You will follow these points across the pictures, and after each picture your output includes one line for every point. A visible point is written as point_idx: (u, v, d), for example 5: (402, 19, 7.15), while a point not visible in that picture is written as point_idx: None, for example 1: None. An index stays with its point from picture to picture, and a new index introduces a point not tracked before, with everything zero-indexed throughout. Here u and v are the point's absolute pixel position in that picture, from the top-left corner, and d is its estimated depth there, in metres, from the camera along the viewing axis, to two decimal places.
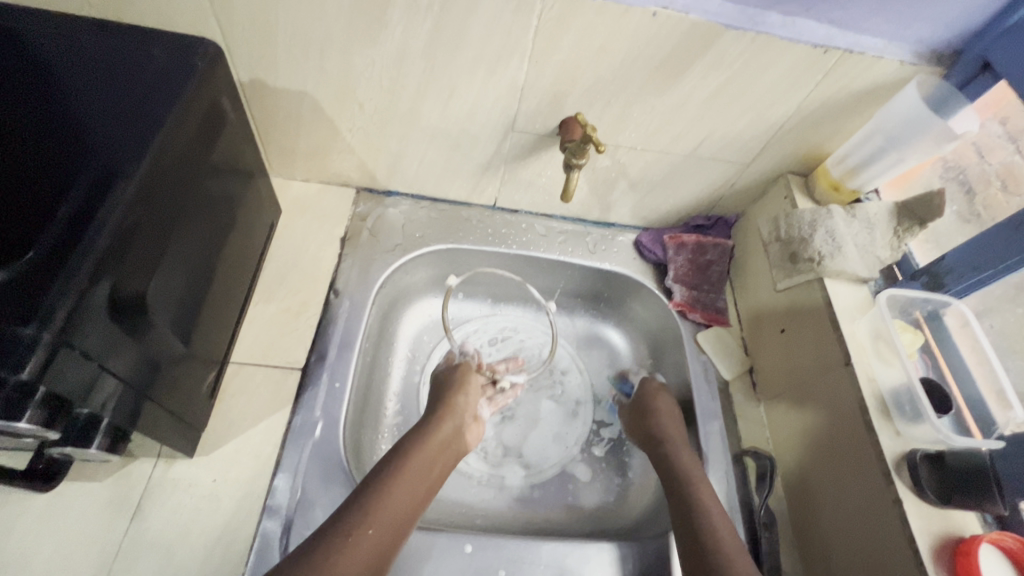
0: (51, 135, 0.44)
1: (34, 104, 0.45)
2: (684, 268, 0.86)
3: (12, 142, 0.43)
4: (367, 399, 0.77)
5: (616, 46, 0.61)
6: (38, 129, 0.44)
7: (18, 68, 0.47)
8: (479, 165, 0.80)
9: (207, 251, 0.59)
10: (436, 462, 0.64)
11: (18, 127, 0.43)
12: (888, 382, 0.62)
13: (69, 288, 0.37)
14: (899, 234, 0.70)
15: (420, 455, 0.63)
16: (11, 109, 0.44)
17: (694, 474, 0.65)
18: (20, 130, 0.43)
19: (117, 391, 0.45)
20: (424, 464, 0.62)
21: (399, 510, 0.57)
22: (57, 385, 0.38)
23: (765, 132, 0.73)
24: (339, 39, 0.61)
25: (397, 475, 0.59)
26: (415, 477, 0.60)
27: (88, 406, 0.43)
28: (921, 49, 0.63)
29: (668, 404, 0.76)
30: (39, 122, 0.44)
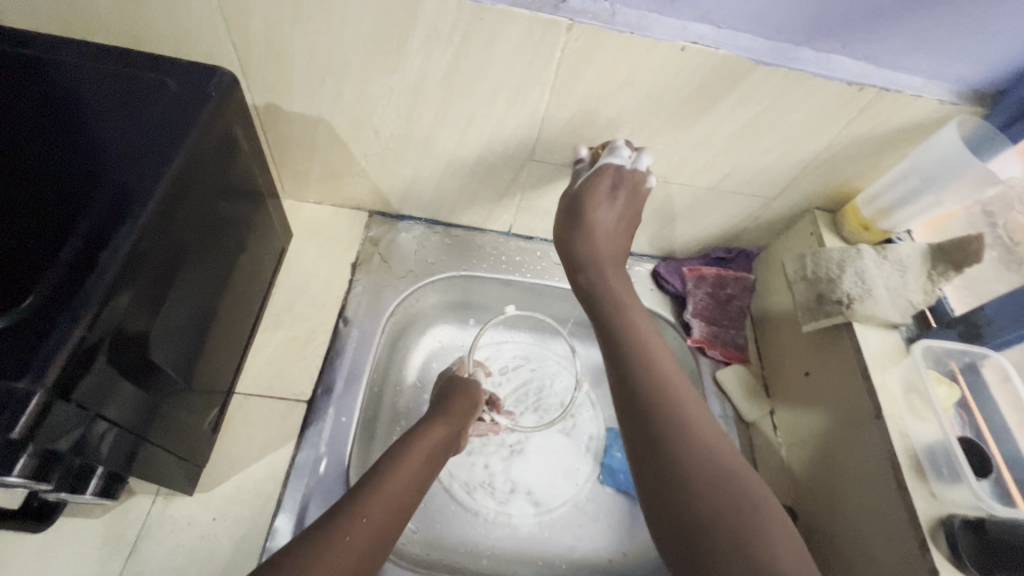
0: (57, 171, 0.43)
1: (43, 138, 0.44)
2: (703, 302, 0.84)
3: (18, 178, 0.42)
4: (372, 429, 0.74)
5: (642, 80, 0.59)
6: (46, 165, 0.43)
7: (30, 100, 0.46)
8: (495, 192, 0.78)
9: (215, 282, 0.58)
10: (429, 465, 0.61)
11: (25, 163, 0.43)
12: (923, 438, 0.59)
13: (69, 337, 0.35)
14: (933, 278, 0.66)
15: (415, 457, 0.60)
16: (21, 144, 0.44)
17: (664, 372, 0.56)
18: (28, 166, 0.42)
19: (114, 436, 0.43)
20: (418, 465, 0.59)
21: (385, 513, 0.53)
22: (53, 438, 0.36)
23: (791, 168, 0.71)
24: (356, 66, 0.60)
25: (388, 478, 0.56)
26: (408, 482, 0.57)
27: (85, 452, 0.41)
28: (962, 88, 0.60)
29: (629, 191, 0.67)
30: (47, 157, 0.43)
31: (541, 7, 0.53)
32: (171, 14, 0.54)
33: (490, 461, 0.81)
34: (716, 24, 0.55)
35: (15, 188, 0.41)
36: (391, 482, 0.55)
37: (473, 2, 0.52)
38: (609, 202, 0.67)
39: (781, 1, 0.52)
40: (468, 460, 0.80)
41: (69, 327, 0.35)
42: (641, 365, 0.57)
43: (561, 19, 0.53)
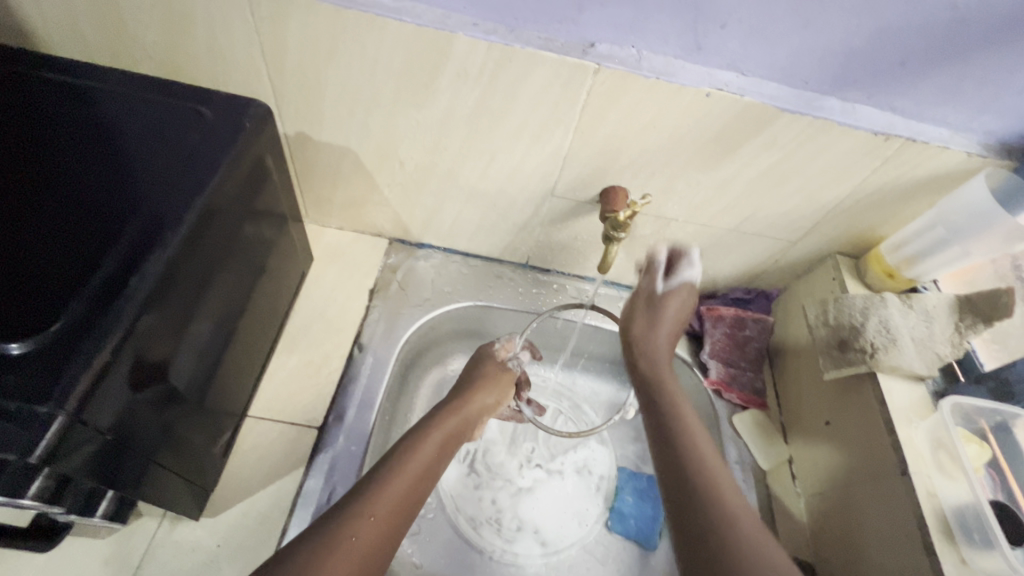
0: (93, 196, 0.44)
1: (82, 163, 0.46)
2: (721, 342, 0.82)
3: (56, 200, 0.43)
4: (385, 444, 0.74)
5: (666, 122, 0.59)
6: (81, 190, 0.44)
7: (74, 128, 0.48)
8: (514, 225, 0.78)
9: (237, 303, 0.59)
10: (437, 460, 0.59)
11: (62, 187, 0.44)
12: (951, 499, 0.57)
13: (93, 358, 0.36)
14: (961, 330, 0.65)
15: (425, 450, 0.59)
16: (59, 169, 0.45)
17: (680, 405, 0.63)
18: (62, 190, 0.44)
19: (119, 459, 0.43)
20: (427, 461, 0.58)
21: (391, 510, 0.52)
22: (64, 464, 0.37)
23: (814, 213, 0.70)
24: (386, 101, 0.61)
25: (396, 474, 0.54)
26: (416, 479, 0.55)
27: (91, 477, 0.41)
28: (989, 141, 0.60)
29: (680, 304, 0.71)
30: (85, 182, 0.45)
31: (569, 51, 0.54)
32: (213, 47, 0.57)
33: (496, 496, 0.79)
34: (741, 71, 0.55)
35: (49, 210, 0.42)
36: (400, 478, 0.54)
37: (504, 44, 0.53)
38: (684, 305, 0.71)
39: (806, 52, 0.53)
40: (474, 495, 0.79)
41: (94, 350, 0.36)
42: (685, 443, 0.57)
43: (589, 63, 0.54)
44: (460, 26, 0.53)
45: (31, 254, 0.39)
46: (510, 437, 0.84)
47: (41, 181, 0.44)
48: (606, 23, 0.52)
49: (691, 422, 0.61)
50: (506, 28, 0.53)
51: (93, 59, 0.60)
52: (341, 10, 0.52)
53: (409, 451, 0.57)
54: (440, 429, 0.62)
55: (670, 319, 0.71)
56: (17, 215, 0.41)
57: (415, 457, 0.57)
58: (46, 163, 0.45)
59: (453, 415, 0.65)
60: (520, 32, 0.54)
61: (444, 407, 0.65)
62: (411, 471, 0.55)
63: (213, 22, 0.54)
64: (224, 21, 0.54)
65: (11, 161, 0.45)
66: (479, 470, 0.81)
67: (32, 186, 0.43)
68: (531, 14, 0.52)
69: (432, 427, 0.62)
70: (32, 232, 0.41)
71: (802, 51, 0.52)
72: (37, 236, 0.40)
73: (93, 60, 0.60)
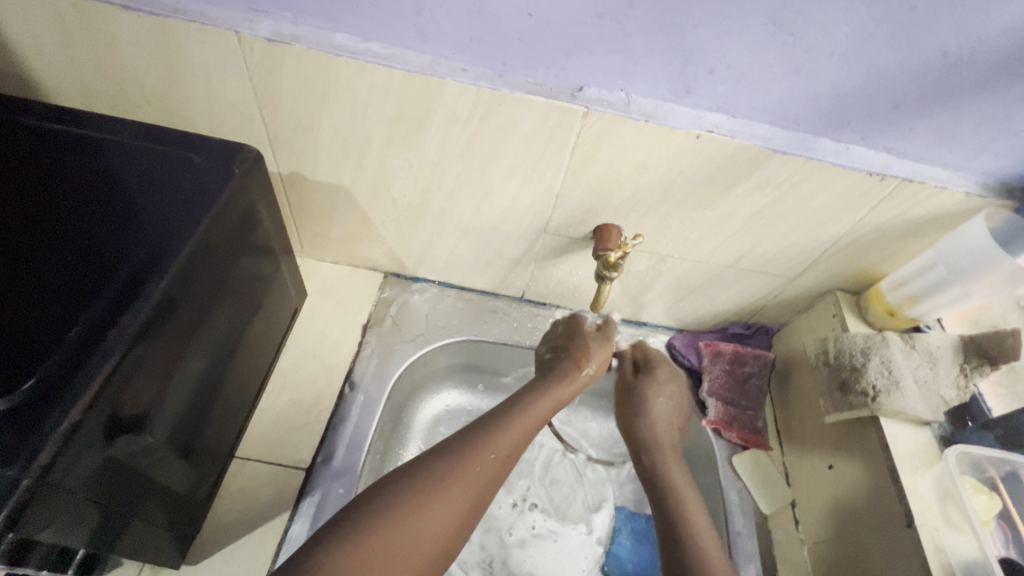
0: (90, 255, 0.46)
1: (83, 223, 0.48)
2: (720, 380, 0.81)
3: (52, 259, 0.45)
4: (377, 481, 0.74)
5: (657, 163, 0.59)
6: (80, 250, 0.46)
7: (73, 183, 0.50)
8: (509, 260, 0.78)
9: (227, 347, 0.59)
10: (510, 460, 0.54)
11: (63, 247, 0.46)
12: (960, 554, 0.55)
13: (61, 420, 0.36)
14: (967, 372, 0.63)
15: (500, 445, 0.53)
16: (62, 230, 0.47)
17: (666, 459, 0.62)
18: (61, 250, 0.46)
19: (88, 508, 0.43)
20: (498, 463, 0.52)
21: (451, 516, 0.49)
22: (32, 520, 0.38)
23: (812, 250, 0.69)
24: (379, 142, 0.62)
25: (454, 482, 0.50)
26: (478, 492, 0.51)
27: (53, 527, 0.42)
28: (989, 180, 0.58)
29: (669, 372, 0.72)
30: (84, 241, 0.47)
31: (558, 95, 0.54)
32: (208, 91, 0.58)
33: (488, 538, 0.77)
34: (732, 114, 0.54)
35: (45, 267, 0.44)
36: (462, 481, 0.50)
37: (494, 89, 0.54)
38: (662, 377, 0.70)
39: (797, 96, 0.52)
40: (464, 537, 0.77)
41: (62, 412, 0.37)
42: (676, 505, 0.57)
43: (578, 107, 0.54)
44: (449, 71, 0.53)
45: (26, 317, 0.41)
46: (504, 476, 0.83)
47: (43, 243, 0.46)
48: (595, 69, 0.52)
49: (680, 478, 0.60)
50: (495, 73, 0.54)
51: (91, 103, 0.61)
52: (331, 57, 0.53)
53: (469, 461, 0.51)
54: (519, 426, 0.55)
55: (659, 407, 0.67)
56: (18, 276, 0.43)
57: (476, 467, 0.51)
58: (49, 224, 0.47)
59: (534, 407, 0.57)
60: (510, 77, 0.54)
61: (525, 396, 0.57)
62: (472, 478, 0.51)
63: (208, 68, 0.55)
64: (218, 67, 0.55)
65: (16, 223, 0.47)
66: None
67: (34, 248, 0.45)
68: (521, 60, 0.52)
69: (506, 427, 0.54)
70: (30, 294, 0.42)
71: (793, 95, 0.52)
72: (34, 291, 0.43)
73: (92, 104, 0.61)
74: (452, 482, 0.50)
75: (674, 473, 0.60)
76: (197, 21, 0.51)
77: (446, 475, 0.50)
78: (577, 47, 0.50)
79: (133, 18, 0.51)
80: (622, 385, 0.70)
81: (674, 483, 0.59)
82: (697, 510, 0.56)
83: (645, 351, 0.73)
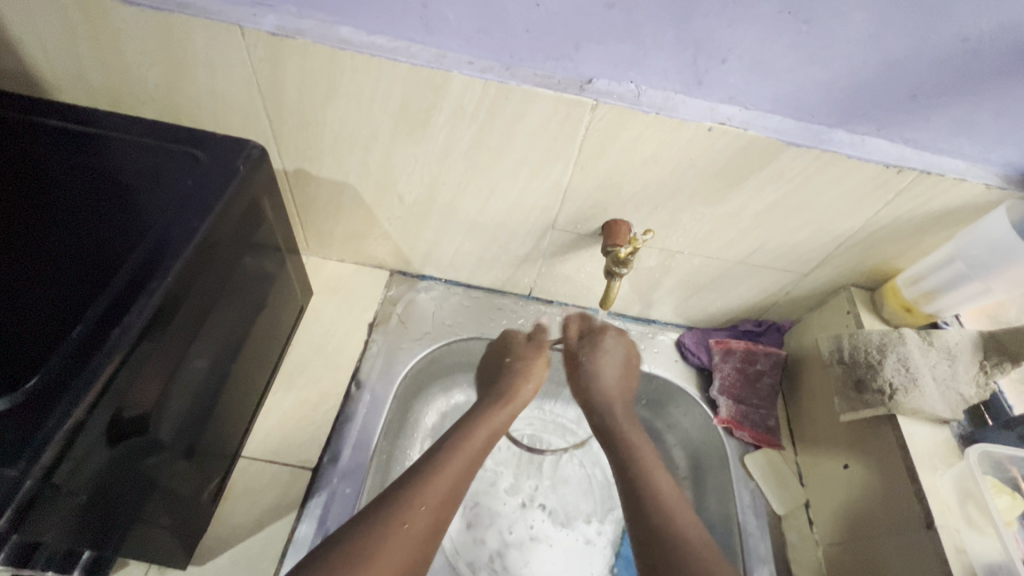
0: (94, 253, 0.45)
1: (87, 220, 0.47)
2: (731, 378, 0.79)
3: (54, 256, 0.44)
4: (384, 477, 0.73)
5: (667, 157, 0.58)
6: (85, 247, 0.46)
7: (77, 181, 0.49)
8: (516, 257, 0.77)
9: (231, 346, 0.58)
10: (452, 498, 0.55)
11: (67, 246, 0.46)
12: (982, 556, 0.53)
13: (66, 418, 0.36)
14: (986, 370, 0.62)
15: (430, 498, 0.53)
16: (65, 228, 0.47)
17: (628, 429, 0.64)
18: (62, 251, 0.45)
19: (90, 511, 0.42)
20: (430, 512, 0.53)
21: (412, 547, 0.51)
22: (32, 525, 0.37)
23: (826, 245, 0.68)
24: (384, 138, 0.61)
25: (390, 533, 0.50)
26: (426, 533, 0.52)
27: (55, 532, 0.41)
28: (1010, 172, 0.57)
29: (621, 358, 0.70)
30: (88, 238, 0.46)
31: (566, 88, 0.53)
32: (212, 87, 0.57)
33: (495, 539, 0.76)
34: (744, 105, 0.53)
35: (48, 266, 0.44)
36: (409, 526, 0.51)
37: (500, 82, 0.53)
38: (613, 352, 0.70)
39: (812, 86, 0.51)
40: (471, 538, 0.76)
41: (67, 410, 0.36)
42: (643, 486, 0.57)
43: (586, 100, 0.53)
44: (456, 64, 0.52)
45: (27, 317, 0.41)
46: (513, 474, 0.82)
47: (46, 241, 0.45)
48: (604, 60, 0.51)
49: (638, 441, 0.63)
50: (502, 65, 0.53)
51: (96, 100, 0.60)
52: (335, 51, 0.52)
53: (410, 508, 0.52)
54: (460, 456, 0.58)
55: (609, 373, 0.69)
56: (19, 276, 0.43)
57: (422, 509, 0.52)
58: (50, 222, 0.47)
59: (476, 435, 0.61)
60: (516, 68, 0.53)
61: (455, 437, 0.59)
62: (406, 536, 0.50)
63: (211, 64, 0.55)
64: (222, 62, 0.54)
65: (19, 221, 0.46)
66: (478, 508, 0.78)
67: (38, 247, 0.45)
68: (528, 52, 0.51)
69: (445, 462, 0.56)
70: (31, 295, 0.42)
71: (808, 85, 0.51)
72: (36, 292, 0.42)
73: (97, 101, 0.60)
74: (395, 528, 0.50)
75: (637, 443, 0.62)
76: (200, 15, 0.50)
77: (382, 524, 0.50)
78: (586, 38, 0.49)
79: (136, 14, 0.50)
80: (575, 362, 0.70)
81: (639, 470, 0.59)
82: (663, 480, 0.58)
83: (588, 320, 0.74)
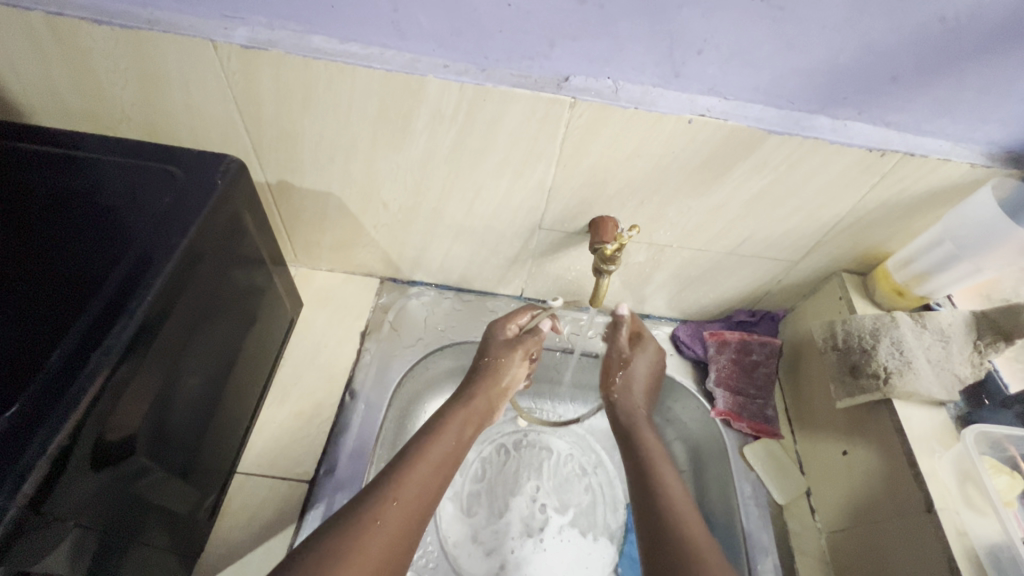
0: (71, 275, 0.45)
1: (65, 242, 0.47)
2: (727, 369, 0.79)
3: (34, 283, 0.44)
4: None
5: (649, 152, 0.58)
6: (74, 276, 0.46)
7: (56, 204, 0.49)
8: (505, 259, 0.77)
9: (222, 364, 0.58)
10: (423, 496, 0.54)
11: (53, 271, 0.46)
12: (983, 537, 0.54)
13: (47, 446, 0.36)
14: (981, 349, 0.61)
15: (403, 491, 0.52)
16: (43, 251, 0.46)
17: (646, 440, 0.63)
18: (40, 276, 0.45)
19: (76, 539, 0.42)
20: (402, 505, 0.52)
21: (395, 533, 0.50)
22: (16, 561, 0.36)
23: (814, 232, 0.67)
24: (364, 146, 0.60)
25: (361, 543, 0.48)
26: (407, 520, 0.51)
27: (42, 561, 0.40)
28: (994, 150, 0.57)
29: (649, 371, 0.70)
30: (76, 264, 0.47)
31: (543, 87, 0.53)
32: (188, 104, 0.57)
33: (500, 540, 0.76)
34: (724, 96, 0.53)
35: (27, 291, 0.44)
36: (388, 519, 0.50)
37: (476, 84, 0.52)
38: (651, 370, 0.71)
39: (791, 74, 0.50)
40: (476, 542, 0.76)
41: (49, 436, 0.36)
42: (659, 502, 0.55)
43: (564, 98, 0.53)
44: (430, 68, 0.52)
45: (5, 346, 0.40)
46: (511, 476, 0.82)
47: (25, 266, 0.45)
48: (580, 58, 0.51)
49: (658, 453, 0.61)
50: (478, 67, 0.52)
51: (73, 122, 0.60)
52: (309, 61, 0.51)
53: (383, 503, 0.51)
54: (423, 463, 0.56)
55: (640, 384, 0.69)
56: None
57: (392, 504, 0.51)
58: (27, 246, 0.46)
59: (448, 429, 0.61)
60: (492, 70, 0.52)
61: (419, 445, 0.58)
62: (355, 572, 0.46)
63: (186, 80, 0.54)
64: (197, 77, 0.54)
65: None
66: (477, 513, 0.78)
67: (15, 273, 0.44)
68: (502, 52, 0.51)
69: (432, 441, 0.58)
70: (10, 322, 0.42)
71: (786, 73, 0.50)
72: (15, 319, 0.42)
73: (73, 122, 0.60)
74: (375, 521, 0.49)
75: (653, 446, 0.63)
76: (170, 31, 0.50)
77: (345, 548, 0.47)
78: (560, 36, 0.49)
79: (106, 33, 0.50)
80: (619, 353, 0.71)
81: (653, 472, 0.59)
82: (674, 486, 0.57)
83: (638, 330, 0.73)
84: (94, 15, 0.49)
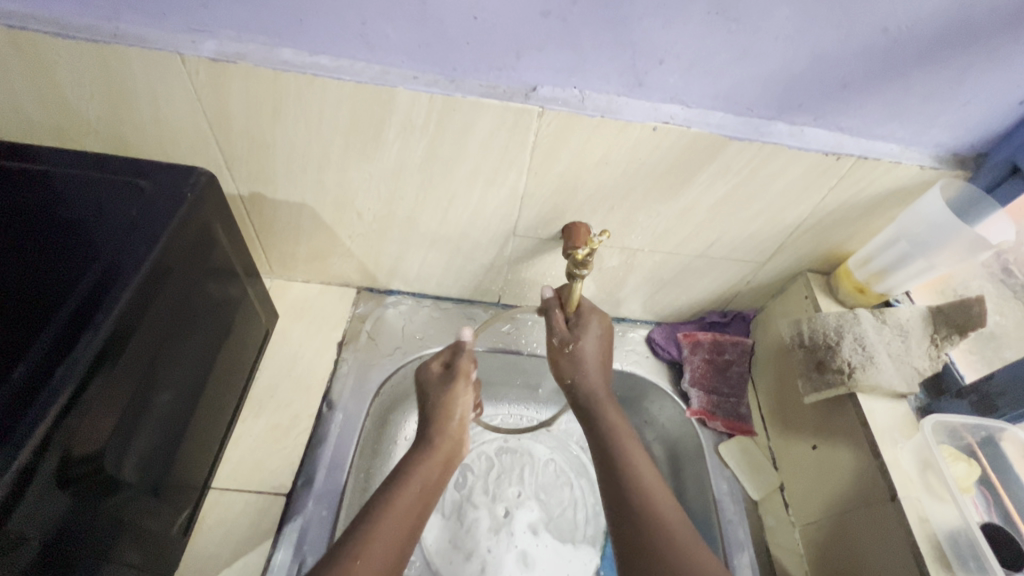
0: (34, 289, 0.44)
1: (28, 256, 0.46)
2: (701, 369, 0.81)
3: None
4: (365, 490, 0.74)
5: (618, 157, 0.59)
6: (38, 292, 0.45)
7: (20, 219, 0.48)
8: (481, 266, 0.78)
9: (196, 376, 0.58)
10: (410, 519, 0.56)
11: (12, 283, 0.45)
12: (943, 523, 0.55)
13: (12, 460, 0.35)
14: (937, 343, 0.64)
15: (371, 549, 0.52)
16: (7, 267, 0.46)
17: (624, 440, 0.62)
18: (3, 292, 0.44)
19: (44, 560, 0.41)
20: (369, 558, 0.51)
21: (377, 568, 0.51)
22: None
23: (778, 234, 0.70)
24: (336, 157, 0.61)
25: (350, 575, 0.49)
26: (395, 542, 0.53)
27: None
28: (941, 152, 0.60)
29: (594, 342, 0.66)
30: (38, 278, 0.46)
31: (512, 96, 0.54)
32: (157, 117, 0.57)
33: (482, 545, 0.77)
34: (686, 104, 0.55)
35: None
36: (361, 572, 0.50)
37: (446, 94, 0.53)
38: (592, 338, 0.67)
39: (748, 82, 0.52)
40: (456, 550, 0.76)
41: (13, 451, 0.36)
42: (631, 491, 0.57)
43: (532, 107, 0.54)
44: (400, 79, 0.53)
45: None
46: (493, 483, 0.82)
47: None
48: (545, 68, 0.52)
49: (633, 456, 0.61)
50: (447, 78, 0.53)
51: (38, 135, 0.59)
52: (279, 73, 0.52)
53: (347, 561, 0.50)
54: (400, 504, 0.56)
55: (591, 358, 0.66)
56: None
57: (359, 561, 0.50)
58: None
59: (413, 480, 0.59)
60: (462, 81, 0.53)
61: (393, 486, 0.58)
62: None
63: (153, 91, 0.54)
64: (164, 90, 0.54)
65: None
66: (458, 520, 0.78)
67: None
68: (471, 63, 0.52)
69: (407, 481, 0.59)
70: None
71: (743, 81, 0.52)
72: None
73: (37, 136, 0.59)
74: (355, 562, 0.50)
75: (622, 436, 0.62)
76: (137, 45, 0.50)
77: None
78: (526, 47, 0.50)
79: (72, 46, 0.49)
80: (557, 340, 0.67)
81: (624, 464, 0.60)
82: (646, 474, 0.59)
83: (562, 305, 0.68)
84: (58, 30, 0.49)
